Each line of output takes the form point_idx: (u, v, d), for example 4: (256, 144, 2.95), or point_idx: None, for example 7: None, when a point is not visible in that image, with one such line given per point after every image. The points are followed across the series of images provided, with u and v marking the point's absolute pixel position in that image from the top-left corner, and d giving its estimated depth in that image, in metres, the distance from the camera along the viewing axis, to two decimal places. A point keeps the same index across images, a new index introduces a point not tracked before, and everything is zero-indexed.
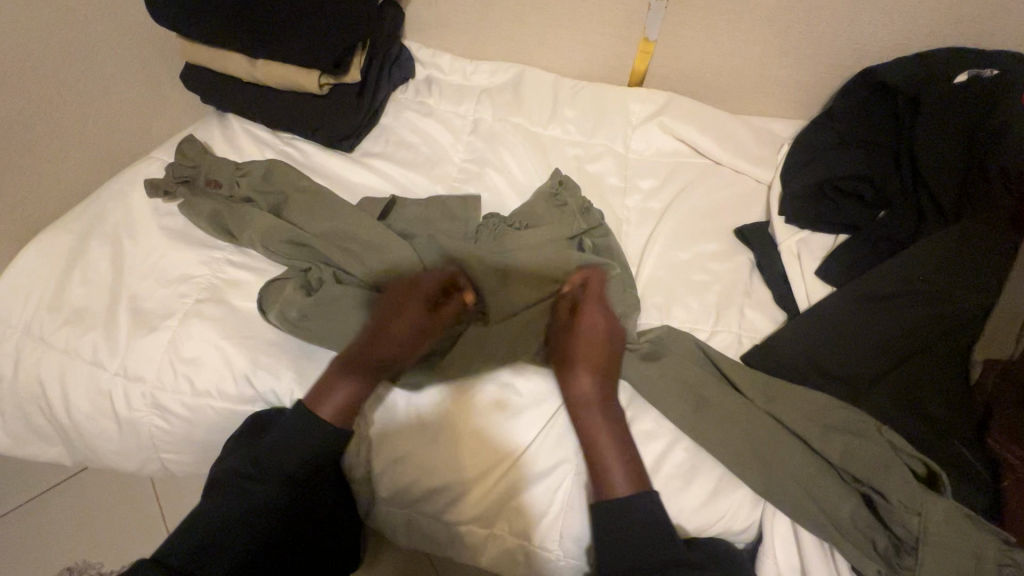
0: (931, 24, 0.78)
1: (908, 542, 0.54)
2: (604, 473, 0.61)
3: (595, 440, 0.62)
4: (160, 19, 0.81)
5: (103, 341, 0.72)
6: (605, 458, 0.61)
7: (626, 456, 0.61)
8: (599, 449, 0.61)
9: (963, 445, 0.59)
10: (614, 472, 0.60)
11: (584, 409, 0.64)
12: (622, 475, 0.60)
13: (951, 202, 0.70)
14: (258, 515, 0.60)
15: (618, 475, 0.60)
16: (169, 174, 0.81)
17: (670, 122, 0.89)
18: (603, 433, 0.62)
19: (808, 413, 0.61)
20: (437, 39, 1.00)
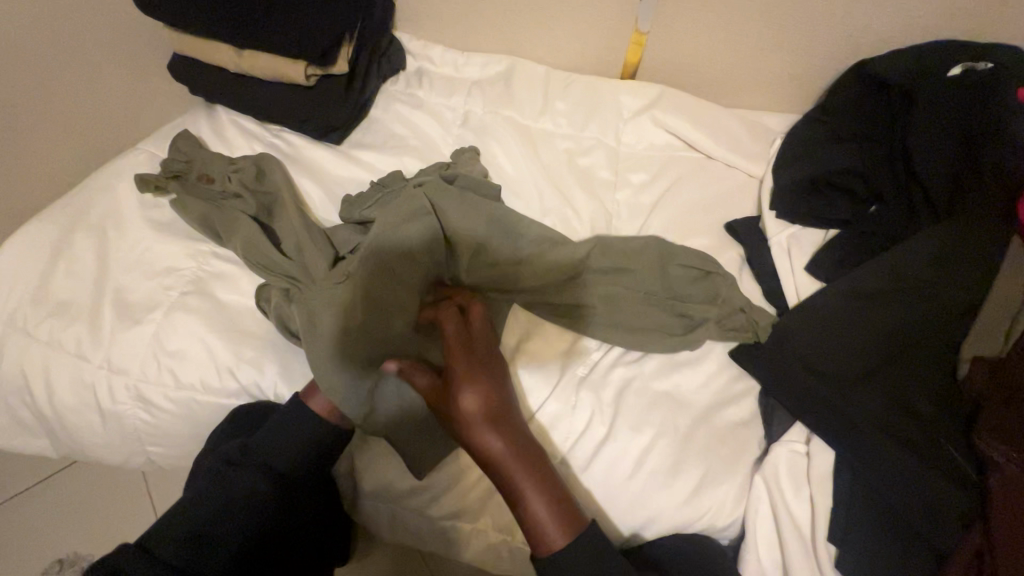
0: (924, 16, 0.77)
1: (847, 527, 0.57)
2: (537, 523, 0.55)
3: (516, 486, 0.56)
4: (147, 9, 0.80)
5: (87, 333, 0.72)
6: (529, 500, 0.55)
7: (549, 492, 0.56)
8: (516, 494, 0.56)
9: (948, 443, 0.57)
10: (540, 514, 0.55)
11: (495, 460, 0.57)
12: (549, 512, 0.55)
13: (943, 197, 0.69)
14: (244, 503, 0.57)
15: (544, 516, 0.55)
16: (162, 169, 0.80)
17: (662, 116, 0.88)
18: (517, 476, 0.56)
19: (695, 278, 0.70)
20: (428, 31, 0.99)
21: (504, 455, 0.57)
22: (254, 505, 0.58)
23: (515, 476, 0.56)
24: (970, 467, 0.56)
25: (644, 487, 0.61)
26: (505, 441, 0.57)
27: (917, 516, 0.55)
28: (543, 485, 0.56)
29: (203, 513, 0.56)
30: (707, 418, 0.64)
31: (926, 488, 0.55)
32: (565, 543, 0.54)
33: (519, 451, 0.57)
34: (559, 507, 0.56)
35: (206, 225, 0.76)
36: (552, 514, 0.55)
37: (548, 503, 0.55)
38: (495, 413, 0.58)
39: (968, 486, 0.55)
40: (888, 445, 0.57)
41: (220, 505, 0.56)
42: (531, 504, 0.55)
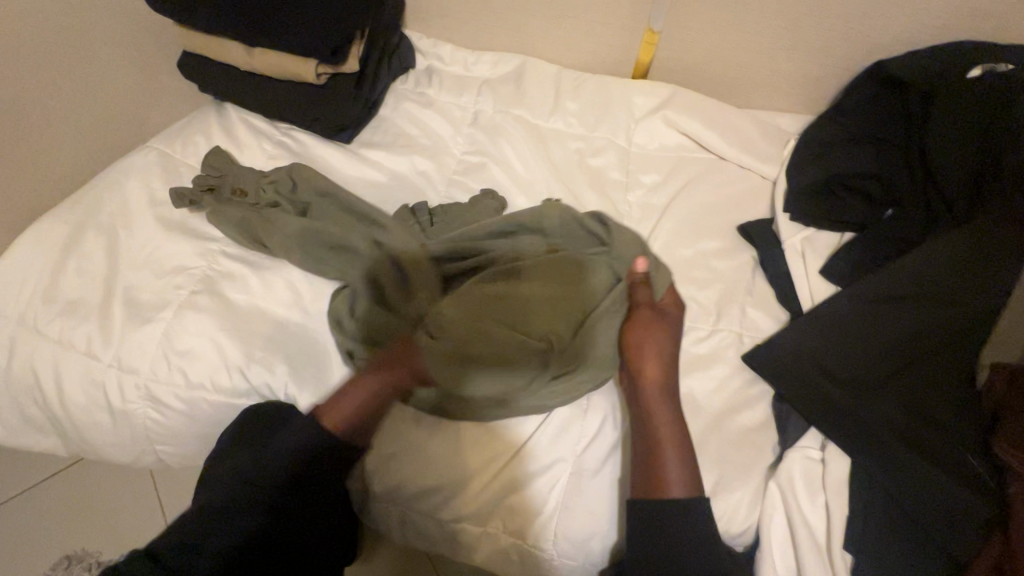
0: (943, 17, 0.76)
1: (863, 536, 0.56)
2: (666, 471, 0.58)
3: (661, 436, 0.60)
4: (159, 6, 0.80)
5: (97, 332, 0.71)
6: (663, 445, 0.59)
7: (680, 448, 0.60)
8: (657, 442, 0.59)
9: (969, 451, 0.57)
10: (671, 465, 0.58)
11: (654, 414, 0.61)
12: (681, 462, 0.59)
13: (962, 202, 0.68)
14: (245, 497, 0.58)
15: (675, 467, 0.58)
16: (195, 184, 0.79)
17: (674, 116, 0.87)
18: (665, 425, 0.60)
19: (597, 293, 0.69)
20: (438, 30, 0.98)
21: (651, 400, 0.62)
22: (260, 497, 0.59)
23: (658, 431, 0.60)
24: (992, 477, 0.56)
25: None
26: (660, 398, 0.62)
27: (936, 524, 0.55)
28: (680, 443, 0.60)
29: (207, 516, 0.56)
30: (716, 421, 0.64)
31: (940, 494, 0.55)
32: (689, 495, 0.58)
33: (677, 408, 0.62)
34: (690, 464, 0.59)
35: (249, 236, 0.75)
36: (683, 473, 0.59)
37: (681, 451, 0.59)
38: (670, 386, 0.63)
39: (989, 494, 0.55)
40: (905, 452, 0.57)
41: (233, 495, 0.58)
42: (669, 457, 0.59)
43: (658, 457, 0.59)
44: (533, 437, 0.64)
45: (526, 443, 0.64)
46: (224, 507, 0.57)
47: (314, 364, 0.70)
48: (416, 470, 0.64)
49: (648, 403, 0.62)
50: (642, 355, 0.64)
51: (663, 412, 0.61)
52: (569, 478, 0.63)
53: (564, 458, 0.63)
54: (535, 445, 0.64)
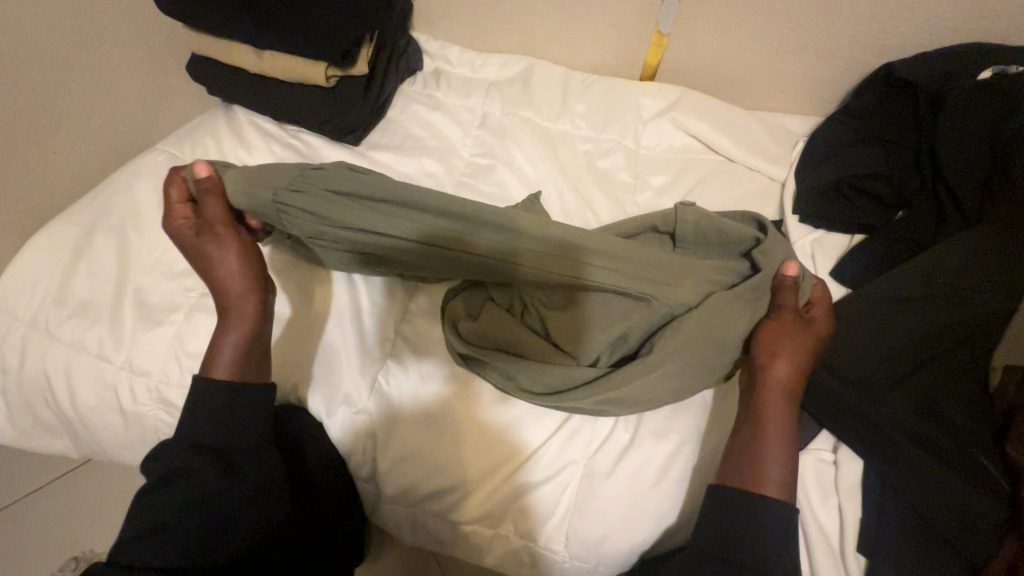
0: (953, 18, 0.76)
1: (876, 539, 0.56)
2: (760, 474, 0.55)
3: (767, 441, 0.57)
4: (168, 9, 0.80)
5: (108, 335, 0.72)
6: (769, 449, 0.56)
7: (788, 461, 0.56)
8: (758, 446, 0.56)
9: (979, 452, 0.57)
10: (771, 472, 0.55)
11: (765, 413, 0.58)
12: (782, 471, 0.56)
13: (972, 204, 0.68)
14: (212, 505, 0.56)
15: (773, 476, 0.55)
16: None
17: (682, 118, 0.87)
18: (775, 430, 0.57)
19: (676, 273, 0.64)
20: (446, 32, 0.98)
21: (767, 403, 0.59)
22: (226, 505, 0.56)
23: (768, 428, 0.57)
24: (1002, 478, 0.56)
25: (666, 494, 0.62)
26: (780, 396, 0.59)
27: (948, 525, 0.55)
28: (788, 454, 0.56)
29: (172, 517, 0.54)
30: (725, 423, 0.64)
31: (951, 495, 0.55)
32: (777, 496, 0.54)
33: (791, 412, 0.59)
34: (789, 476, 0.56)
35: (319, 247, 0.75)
36: (782, 475, 0.56)
37: (785, 463, 0.56)
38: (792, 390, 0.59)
39: (997, 494, 0.55)
40: (917, 455, 0.57)
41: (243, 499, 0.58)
42: (770, 462, 0.56)
43: (758, 460, 0.56)
44: (545, 439, 0.64)
45: (537, 444, 0.64)
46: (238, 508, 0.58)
47: (327, 367, 0.69)
48: (428, 471, 0.65)
49: (766, 402, 0.59)
50: (776, 348, 0.60)
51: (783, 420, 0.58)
52: (580, 480, 0.63)
53: (575, 460, 0.63)
54: (547, 446, 0.64)
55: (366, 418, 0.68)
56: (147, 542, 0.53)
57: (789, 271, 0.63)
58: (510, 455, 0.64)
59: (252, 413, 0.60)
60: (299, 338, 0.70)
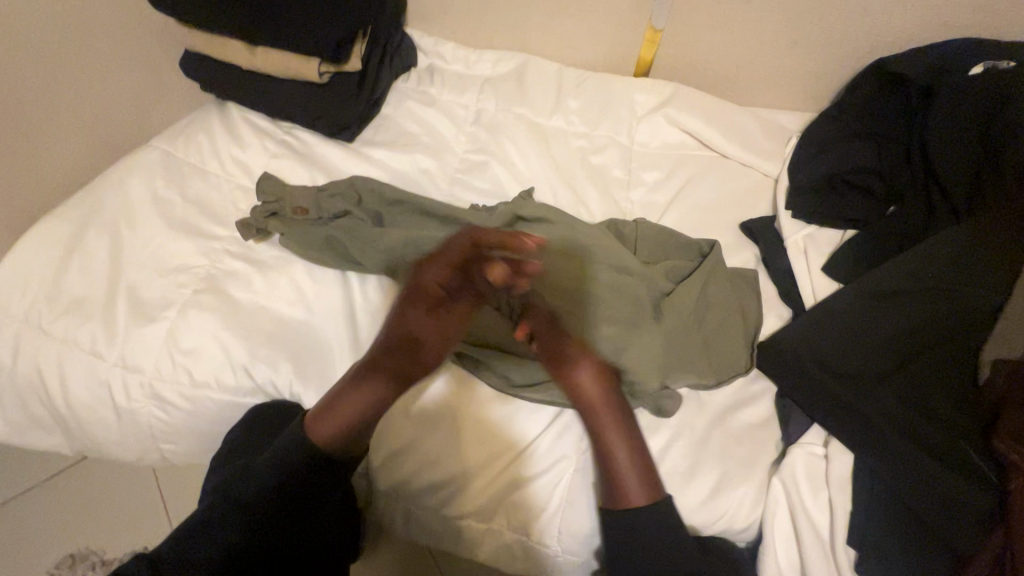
0: (945, 13, 0.76)
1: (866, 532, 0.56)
2: (617, 473, 0.60)
3: (609, 440, 0.61)
4: (161, 5, 0.80)
5: (101, 331, 0.71)
6: (613, 447, 0.61)
7: (639, 464, 0.60)
8: (609, 448, 0.61)
9: (967, 444, 0.57)
10: (619, 466, 0.60)
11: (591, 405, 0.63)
12: (636, 474, 0.60)
13: (962, 198, 0.68)
14: (237, 519, 0.60)
15: (626, 472, 0.60)
16: (257, 211, 0.77)
17: (675, 114, 0.87)
18: (615, 431, 0.61)
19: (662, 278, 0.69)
20: (440, 28, 0.98)
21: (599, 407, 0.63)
22: (241, 518, 0.60)
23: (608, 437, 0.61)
24: (990, 470, 0.56)
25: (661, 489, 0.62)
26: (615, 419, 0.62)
27: (937, 516, 0.55)
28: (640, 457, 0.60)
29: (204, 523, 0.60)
30: (719, 418, 0.64)
31: (939, 486, 0.55)
32: (642, 503, 0.59)
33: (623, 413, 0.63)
34: (648, 478, 0.60)
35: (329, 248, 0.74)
36: (640, 481, 0.60)
37: (637, 469, 0.60)
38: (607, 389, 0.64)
39: (986, 487, 0.55)
40: (909, 448, 0.57)
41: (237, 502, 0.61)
42: (621, 463, 0.60)
43: (610, 461, 0.61)
44: (539, 431, 0.64)
45: (531, 437, 0.64)
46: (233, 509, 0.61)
47: None
48: (421, 466, 0.65)
49: (602, 418, 0.62)
50: (575, 343, 0.65)
51: (624, 425, 0.62)
52: (573, 475, 0.63)
53: (568, 454, 0.64)
54: (542, 439, 0.64)
55: None
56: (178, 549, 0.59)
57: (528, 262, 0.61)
58: (504, 450, 0.64)
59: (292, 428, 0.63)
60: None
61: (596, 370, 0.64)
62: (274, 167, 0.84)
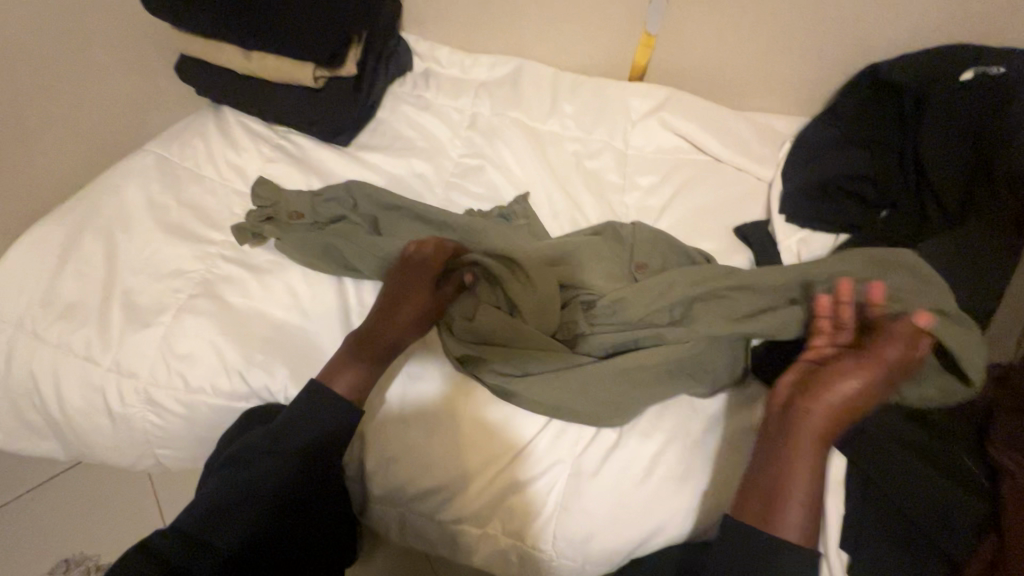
0: (937, 19, 0.77)
1: (860, 538, 0.56)
2: (784, 512, 0.52)
3: (788, 475, 0.53)
4: (156, 9, 0.80)
5: (96, 336, 0.71)
6: (793, 484, 0.53)
7: (811, 509, 0.53)
8: (786, 483, 0.53)
9: (959, 450, 0.58)
10: (792, 508, 0.52)
11: (817, 434, 0.54)
12: (803, 519, 0.52)
13: (955, 206, 0.69)
14: (249, 507, 0.59)
15: (795, 513, 0.52)
16: (253, 217, 0.77)
17: (670, 119, 0.88)
18: (802, 465, 0.53)
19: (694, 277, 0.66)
20: (435, 33, 0.98)
21: (815, 439, 0.54)
22: (252, 512, 0.59)
23: (789, 476, 0.53)
24: (982, 475, 0.57)
25: (655, 492, 0.62)
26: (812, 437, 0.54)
27: (925, 518, 0.55)
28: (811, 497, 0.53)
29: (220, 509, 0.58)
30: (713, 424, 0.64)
31: (935, 491, 0.56)
32: (802, 545, 0.52)
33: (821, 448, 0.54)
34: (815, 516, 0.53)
35: (325, 256, 0.74)
36: (802, 518, 0.53)
37: (807, 513, 0.53)
38: (848, 416, 0.54)
39: (981, 492, 0.56)
40: (904, 455, 0.57)
41: (242, 494, 0.59)
42: (793, 504, 0.53)
43: (779, 498, 0.53)
44: (535, 434, 0.65)
45: (527, 440, 0.64)
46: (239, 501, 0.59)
47: None
48: (416, 471, 0.65)
49: (785, 446, 0.54)
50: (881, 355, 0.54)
51: (817, 459, 0.54)
52: (569, 478, 0.63)
53: (564, 458, 0.64)
54: (538, 443, 0.64)
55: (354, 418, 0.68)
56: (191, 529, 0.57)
57: (875, 292, 0.58)
58: (498, 455, 0.64)
59: (314, 417, 0.62)
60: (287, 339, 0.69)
61: (867, 388, 0.54)
62: (269, 171, 0.84)
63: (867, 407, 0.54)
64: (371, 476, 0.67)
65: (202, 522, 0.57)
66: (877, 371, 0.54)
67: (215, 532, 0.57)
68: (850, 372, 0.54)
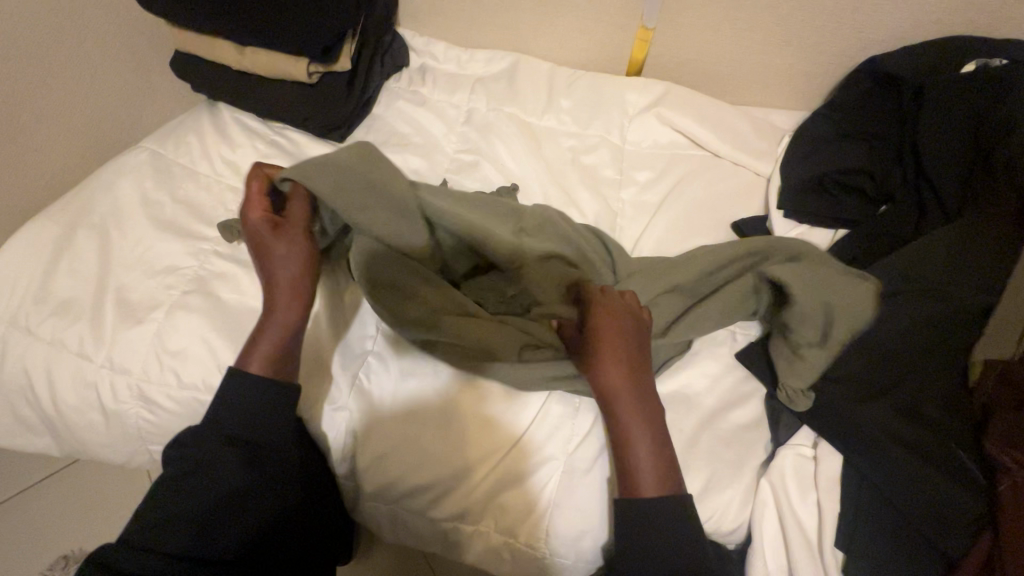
0: (938, 12, 0.75)
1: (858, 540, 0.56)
2: (632, 467, 0.56)
3: (629, 432, 0.57)
4: (149, 5, 0.80)
5: (89, 333, 0.71)
6: (633, 440, 0.57)
7: (660, 461, 0.56)
8: (626, 438, 0.57)
9: (959, 448, 0.57)
10: (638, 460, 0.56)
11: (607, 394, 0.58)
12: (650, 473, 0.56)
13: (954, 200, 0.67)
14: (231, 516, 0.58)
15: (642, 464, 0.56)
16: None
17: (667, 113, 0.87)
18: (634, 422, 0.57)
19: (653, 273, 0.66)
20: (432, 27, 0.98)
21: (623, 394, 0.58)
22: (236, 520, 0.58)
23: (631, 431, 0.57)
24: (981, 474, 0.56)
25: None
26: (629, 389, 0.58)
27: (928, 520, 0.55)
28: (655, 449, 0.56)
29: (178, 517, 0.56)
30: (708, 422, 0.63)
31: (934, 492, 0.55)
32: (656, 497, 0.55)
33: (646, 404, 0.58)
34: (663, 466, 0.56)
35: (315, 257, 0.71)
36: (654, 472, 0.56)
37: (654, 463, 0.56)
38: (626, 372, 0.58)
39: (980, 492, 0.55)
40: (903, 454, 0.56)
41: (218, 503, 0.57)
42: (637, 458, 0.56)
43: (626, 457, 0.57)
44: (527, 431, 0.64)
45: (520, 438, 0.64)
46: (217, 510, 0.57)
47: (308, 365, 0.68)
48: (408, 469, 0.64)
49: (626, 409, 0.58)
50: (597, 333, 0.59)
51: (649, 413, 0.58)
52: (562, 476, 0.63)
53: (557, 456, 0.63)
54: (530, 441, 0.63)
55: (347, 415, 0.67)
56: (154, 541, 0.55)
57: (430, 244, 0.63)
58: (490, 453, 0.63)
59: (275, 416, 0.61)
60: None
61: (610, 350, 0.59)
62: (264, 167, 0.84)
63: (625, 361, 0.59)
64: (363, 473, 0.66)
65: (184, 540, 0.55)
66: (609, 327, 0.60)
67: (200, 544, 0.56)
68: (605, 335, 0.59)
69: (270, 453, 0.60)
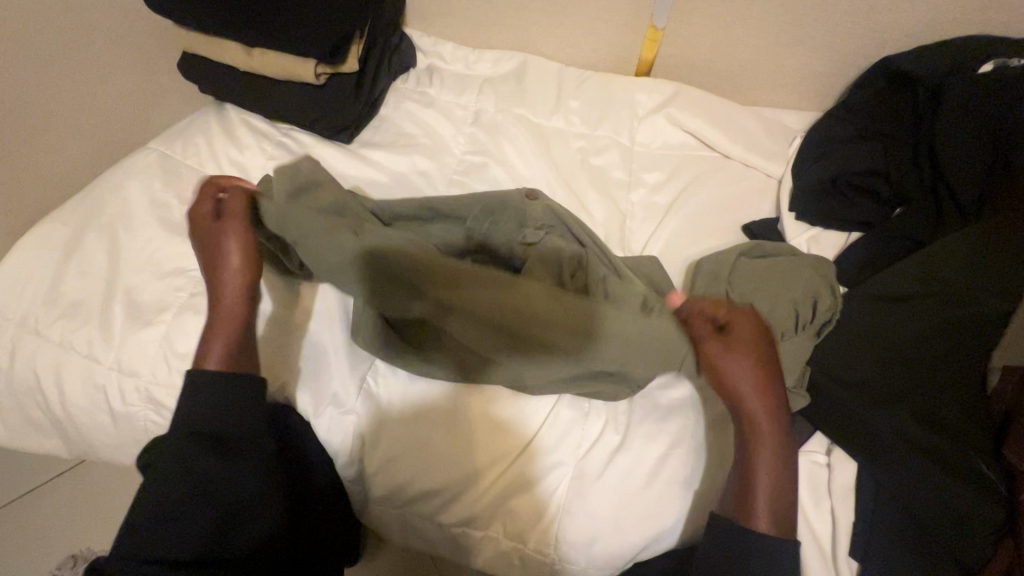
0: (954, 11, 0.74)
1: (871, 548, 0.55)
2: (751, 501, 0.55)
3: (750, 466, 0.56)
4: (158, 7, 0.80)
5: (98, 335, 0.71)
6: (755, 475, 0.56)
7: (777, 500, 0.56)
8: (746, 472, 0.56)
9: (978, 455, 0.56)
10: (759, 495, 0.55)
11: (747, 425, 0.57)
12: (769, 510, 0.55)
13: (972, 203, 0.67)
14: (245, 516, 0.57)
15: (764, 500, 0.55)
16: None
17: (677, 114, 0.86)
18: (762, 456, 0.56)
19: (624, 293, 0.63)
20: (439, 28, 0.97)
21: (758, 427, 0.57)
22: (253, 519, 0.58)
23: (755, 467, 0.56)
24: (1001, 481, 0.55)
25: (660, 496, 0.61)
26: (766, 420, 0.57)
27: (944, 527, 0.54)
28: (774, 486, 0.56)
29: (157, 518, 0.55)
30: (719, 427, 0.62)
31: (948, 498, 0.54)
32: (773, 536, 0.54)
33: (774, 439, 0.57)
34: (778, 504, 0.55)
35: None
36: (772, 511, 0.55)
37: (772, 500, 0.55)
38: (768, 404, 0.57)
39: (999, 500, 0.54)
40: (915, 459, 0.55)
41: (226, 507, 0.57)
42: (757, 495, 0.55)
43: (745, 489, 0.56)
44: (534, 436, 0.63)
45: (528, 443, 0.63)
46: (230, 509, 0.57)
47: (316, 369, 0.68)
48: (417, 472, 0.64)
49: (756, 442, 0.57)
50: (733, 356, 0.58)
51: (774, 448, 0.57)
52: (571, 482, 0.62)
53: (565, 461, 0.63)
54: (537, 446, 0.63)
55: (355, 419, 0.67)
56: (147, 553, 0.53)
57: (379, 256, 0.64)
58: (498, 457, 0.63)
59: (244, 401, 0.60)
60: (288, 337, 0.69)
61: (751, 379, 0.57)
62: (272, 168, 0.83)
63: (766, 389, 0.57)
64: (371, 477, 0.66)
65: (201, 547, 0.54)
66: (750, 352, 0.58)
67: (222, 546, 0.55)
68: (740, 359, 0.57)
69: (253, 438, 0.60)
